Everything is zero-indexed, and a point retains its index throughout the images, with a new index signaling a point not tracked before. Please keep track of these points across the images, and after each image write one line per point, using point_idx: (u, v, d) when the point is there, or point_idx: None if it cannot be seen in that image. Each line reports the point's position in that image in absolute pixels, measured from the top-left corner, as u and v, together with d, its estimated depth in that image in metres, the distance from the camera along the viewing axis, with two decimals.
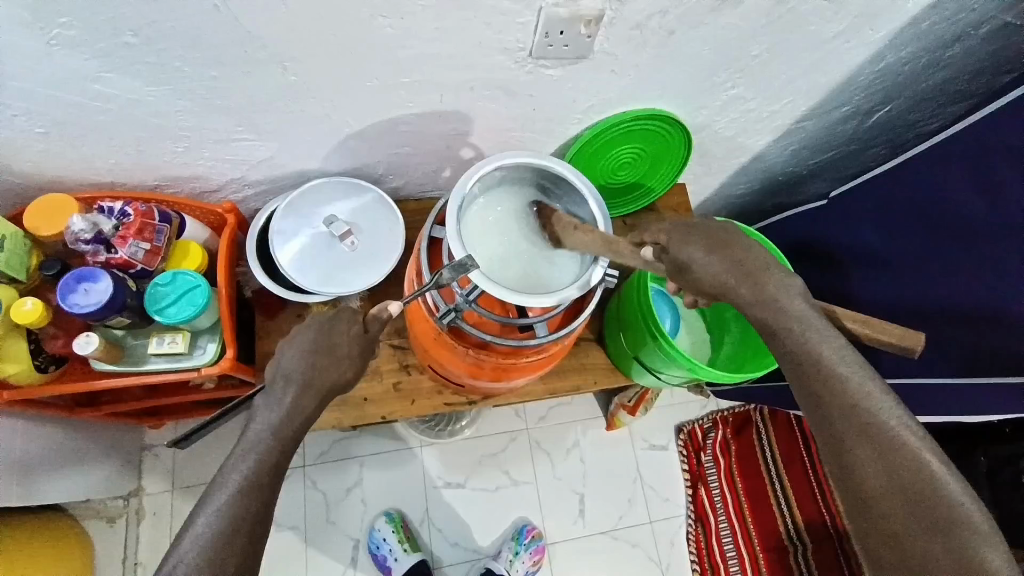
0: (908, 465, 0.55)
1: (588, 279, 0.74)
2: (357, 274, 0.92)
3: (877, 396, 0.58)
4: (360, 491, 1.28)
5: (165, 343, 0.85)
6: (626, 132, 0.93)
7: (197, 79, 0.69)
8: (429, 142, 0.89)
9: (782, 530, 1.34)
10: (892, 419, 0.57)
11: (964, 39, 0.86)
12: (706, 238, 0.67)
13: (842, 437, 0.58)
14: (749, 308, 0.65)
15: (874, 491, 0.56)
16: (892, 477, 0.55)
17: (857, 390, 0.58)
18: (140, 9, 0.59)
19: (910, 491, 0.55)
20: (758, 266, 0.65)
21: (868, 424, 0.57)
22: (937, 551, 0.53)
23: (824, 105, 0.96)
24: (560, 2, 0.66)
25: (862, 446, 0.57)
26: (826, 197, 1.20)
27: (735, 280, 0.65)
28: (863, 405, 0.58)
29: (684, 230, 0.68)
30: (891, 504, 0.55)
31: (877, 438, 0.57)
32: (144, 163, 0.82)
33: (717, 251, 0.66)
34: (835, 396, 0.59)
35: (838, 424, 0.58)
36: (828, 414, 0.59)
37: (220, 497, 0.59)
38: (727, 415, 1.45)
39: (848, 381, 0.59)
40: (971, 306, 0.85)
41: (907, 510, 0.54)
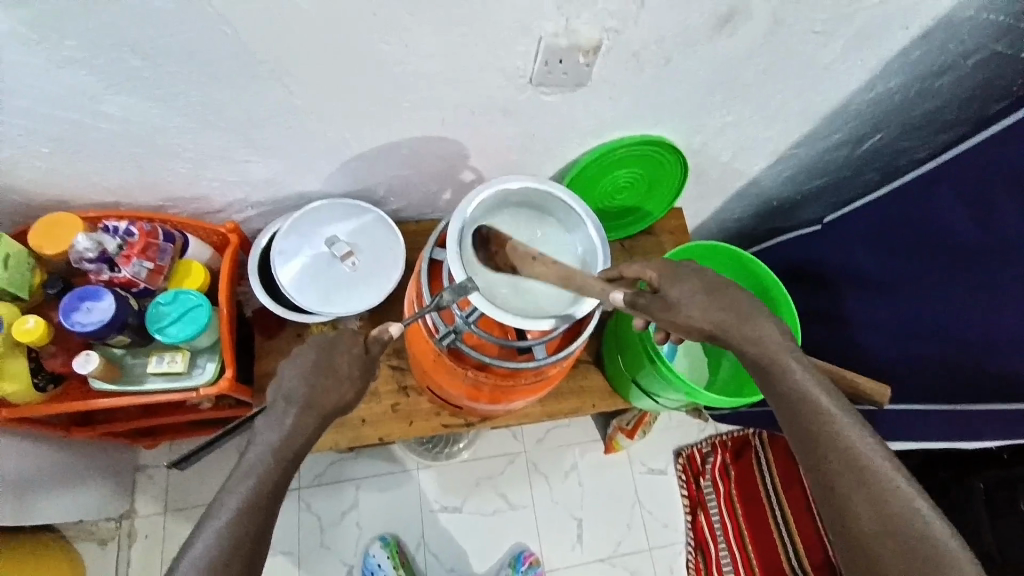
0: (893, 501, 0.58)
1: (576, 309, 0.75)
2: (358, 294, 0.93)
3: (862, 432, 0.61)
4: (356, 514, 1.27)
5: (164, 362, 0.85)
6: (624, 156, 0.95)
7: (204, 101, 0.71)
8: (430, 165, 0.91)
9: (784, 559, 1.31)
10: (883, 462, 0.59)
11: (953, 69, 0.88)
12: (699, 279, 0.67)
13: (831, 473, 0.60)
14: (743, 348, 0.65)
15: (863, 527, 0.58)
16: (879, 513, 0.57)
17: (843, 426, 0.61)
18: (150, 33, 0.60)
19: (896, 528, 0.57)
20: (754, 309, 0.66)
21: (854, 461, 0.59)
22: None
23: (817, 133, 0.98)
24: (559, 32, 0.69)
25: (849, 482, 0.59)
26: (820, 222, 1.22)
27: (729, 322, 0.65)
28: (849, 441, 0.60)
29: (674, 270, 0.67)
30: (880, 541, 0.57)
31: (870, 480, 0.59)
32: (147, 182, 0.83)
33: (711, 294, 0.66)
34: (831, 439, 0.60)
35: (834, 467, 0.60)
36: (817, 451, 0.61)
37: (219, 518, 0.58)
38: (726, 438, 1.44)
39: (835, 418, 0.61)
40: (966, 331, 0.86)
41: (895, 546, 0.56)
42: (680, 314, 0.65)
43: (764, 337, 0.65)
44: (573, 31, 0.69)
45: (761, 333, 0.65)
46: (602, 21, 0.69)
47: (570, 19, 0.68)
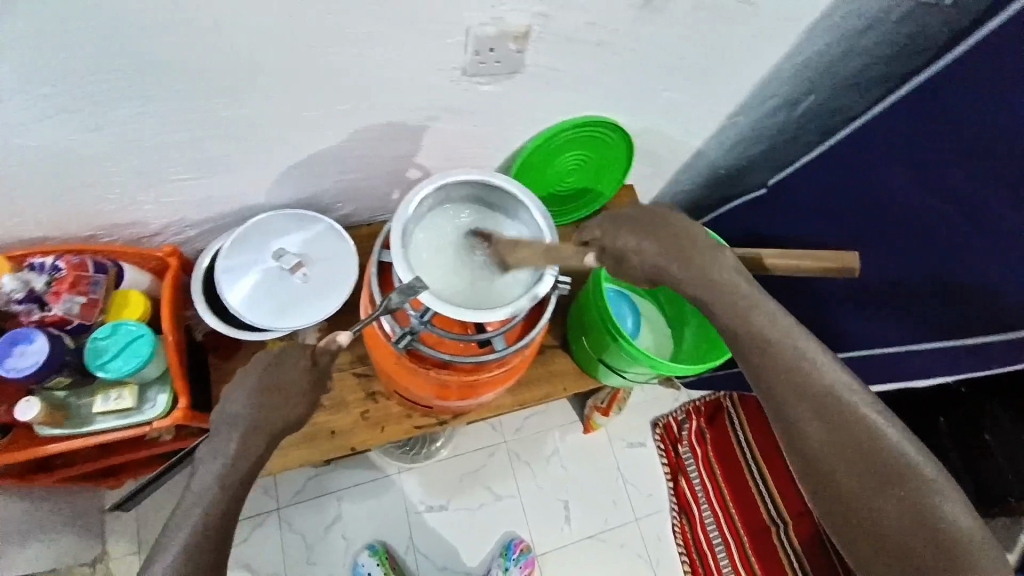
0: (853, 423, 0.58)
1: (536, 291, 0.74)
2: (312, 305, 0.90)
3: (818, 360, 0.61)
4: (340, 527, 1.25)
5: (111, 400, 0.81)
6: (569, 140, 0.95)
7: (125, 123, 0.67)
8: (373, 167, 0.89)
9: (765, 513, 1.37)
10: (829, 377, 0.60)
11: (875, 26, 0.90)
12: (640, 226, 0.67)
13: (789, 404, 0.60)
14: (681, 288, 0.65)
15: (827, 453, 0.58)
16: (840, 437, 0.58)
17: (797, 356, 0.61)
18: (89, 51, 0.57)
19: (858, 449, 0.57)
20: (691, 244, 0.65)
21: (808, 384, 0.60)
22: (882, 496, 0.55)
23: (754, 99, 1.00)
24: (486, 21, 0.68)
25: (808, 410, 0.59)
26: (766, 185, 1.25)
27: (665, 261, 0.65)
28: (804, 369, 0.60)
29: (620, 222, 0.68)
30: (843, 464, 0.57)
31: (817, 396, 0.59)
32: (77, 214, 0.79)
33: (655, 235, 0.66)
34: (775, 361, 0.61)
35: (782, 386, 0.61)
36: (774, 383, 0.61)
37: (165, 558, 0.57)
38: (699, 404, 1.48)
39: (789, 350, 0.61)
40: (909, 276, 0.89)
41: (858, 468, 0.57)
42: (636, 261, 0.66)
43: (718, 274, 0.63)
44: (500, 18, 0.68)
45: (713, 268, 0.64)
46: (530, 6, 0.68)
47: (496, 7, 0.67)
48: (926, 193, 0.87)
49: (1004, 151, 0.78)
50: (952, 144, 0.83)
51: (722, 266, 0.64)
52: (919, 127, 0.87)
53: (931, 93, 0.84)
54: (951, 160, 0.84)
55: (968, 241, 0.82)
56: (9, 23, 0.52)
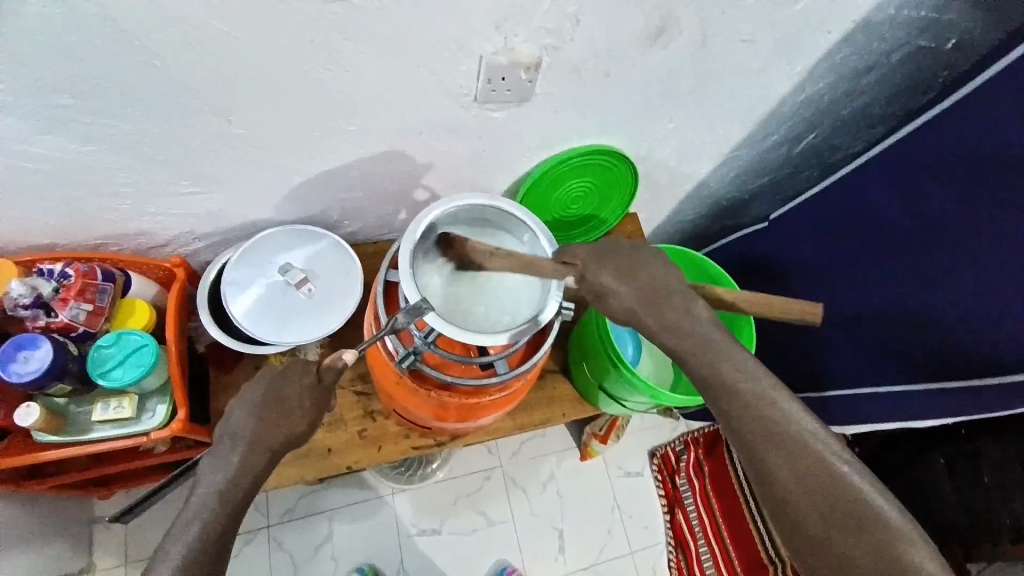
0: (822, 471, 0.58)
1: (539, 317, 0.75)
2: (314, 321, 0.90)
3: (784, 408, 0.61)
4: (330, 548, 1.23)
5: (111, 408, 0.82)
6: (574, 167, 0.96)
7: (138, 135, 0.68)
8: (381, 187, 0.90)
9: (762, 550, 1.31)
10: (797, 428, 0.60)
11: (878, 67, 0.92)
12: (614, 263, 0.68)
13: (760, 454, 0.60)
14: (659, 335, 0.66)
15: (798, 504, 0.58)
16: (810, 488, 0.58)
17: (765, 404, 0.61)
18: (114, 65, 0.59)
19: (827, 501, 0.57)
20: (662, 291, 0.66)
21: (778, 434, 0.60)
22: (857, 548, 0.56)
23: (756, 134, 1.02)
24: (498, 50, 0.70)
25: (779, 461, 0.59)
26: (767, 218, 1.26)
27: (640, 308, 0.66)
28: (771, 416, 0.61)
29: (596, 255, 0.69)
30: (815, 516, 0.57)
31: (786, 446, 0.60)
32: (85, 222, 0.79)
33: (627, 278, 0.67)
34: (745, 412, 0.61)
35: (754, 438, 0.61)
36: (745, 433, 0.61)
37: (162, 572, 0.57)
38: (698, 435, 1.46)
39: (758, 398, 0.62)
40: (910, 314, 0.90)
41: (829, 519, 0.57)
42: (615, 304, 0.67)
43: (685, 323, 0.65)
44: (512, 48, 0.70)
45: (681, 317, 0.65)
46: (540, 38, 0.70)
47: (508, 37, 0.69)
48: (925, 234, 0.88)
49: (1004, 194, 0.80)
50: (955, 186, 0.85)
51: (680, 317, 0.65)
52: (919, 167, 0.88)
53: (932, 135, 0.87)
54: (952, 202, 0.85)
55: (972, 281, 0.83)
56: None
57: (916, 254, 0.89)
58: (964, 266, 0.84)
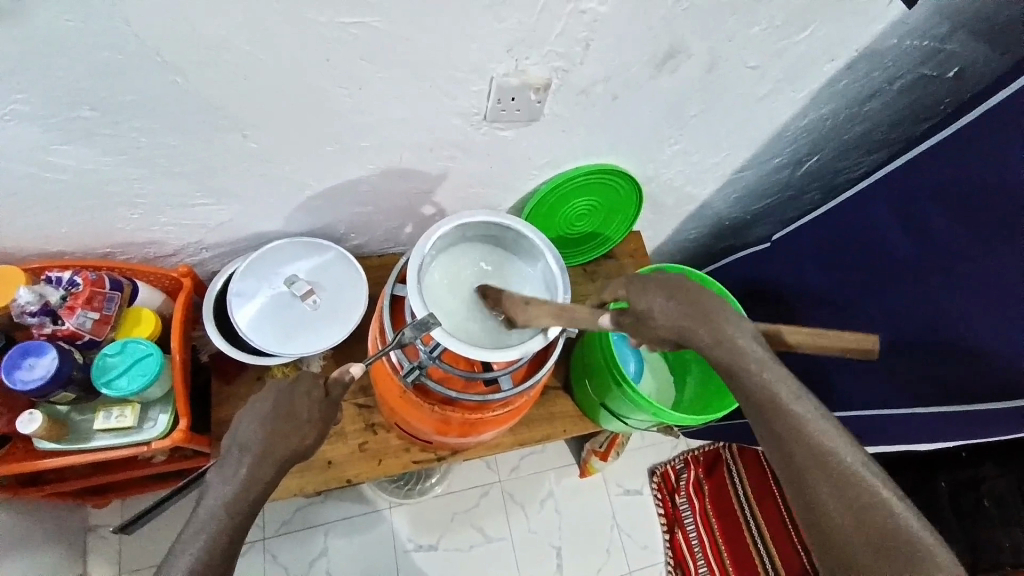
0: (867, 499, 0.54)
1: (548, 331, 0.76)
2: (319, 333, 0.91)
3: (830, 429, 0.58)
4: (326, 562, 1.21)
5: (112, 418, 0.82)
6: (580, 185, 0.97)
7: (157, 148, 0.69)
8: (390, 201, 0.91)
9: (760, 565, 1.33)
10: (847, 454, 0.57)
11: (880, 94, 0.94)
12: (662, 287, 0.65)
13: (804, 476, 0.57)
14: (709, 352, 0.62)
15: (842, 534, 0.54)
16: (851, 514, 0.54)
17: (808, 422, 0.58)
18: (137, 80, 0.60)
19: (876, 535, 0.53)
20: (715, 310, 0.63)
21: (825, 458, 0.56)
22: None
23: (760, 157, 1.03)
24: (510, 72, 0.72)
25: (824, 487, 0.56)
26: (769, 239, 1.27)
27: (691, 326, 0.62)
28: (813, 435, 0.58)
29: (640, 282, 0.67)
30: (855, 543, 0.53)
31: (834, 472, 0.56)
32: (96, 231, 0.80)
33: (672, 297, 0.64)
34: (792, 433, 0.58)
35: (800, 460, 0.57)
36: (788, 450, 0.58)
37: None
38: (698, 453, 1.46)
39: (806, 419, 0.58)
40: (914, 340, 0.90)
41: (871, 550, 0.53)
42: (654, 327, 0.64)
43: (732, 335, 0.61)
44: (523, 70, 0.72)
45: (727, 330, 0.62)
46: (551, 61, 0.71)
47: (520, 60, 0.70)
48: (928, 260, 0.89)
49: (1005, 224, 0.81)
50: (955, 213, 0.86)
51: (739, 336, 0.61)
52: (921, 194, 0.90)
53: (933, 162, 0.88)
54: (953, 227, 0.86)
55: (969, 306, 0.84)
56: (26, 45, 0.54)
57: (921, 279, 0.90)
58: (962, 292, 0.84)
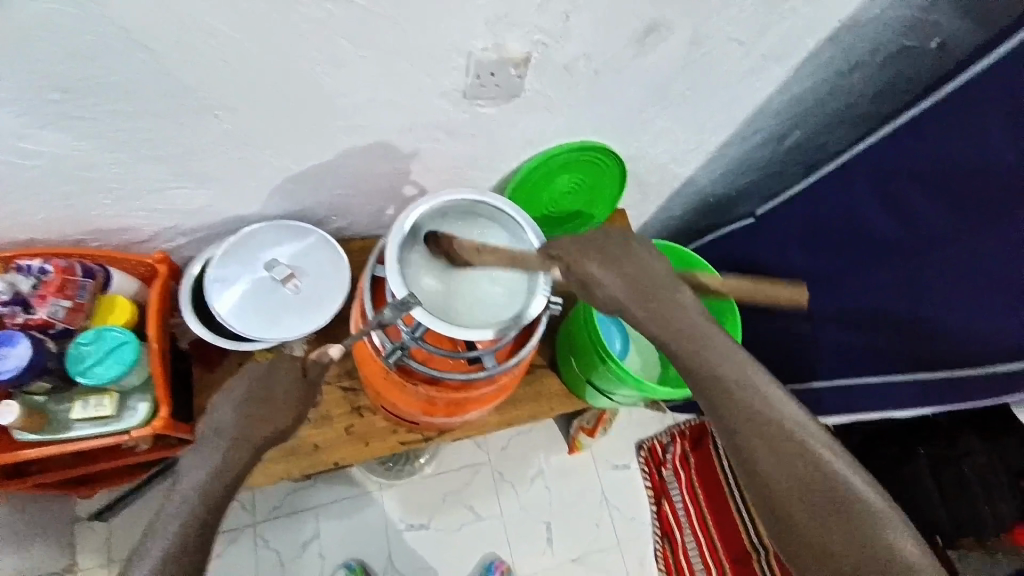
0: (804, 457, 0.59)
1: (522, 314, 0.77)
2: (301, 317, 0.90)
3: (770, 396, 0.62)
4: (318, 545, 1.22)
5: (90, 407, 0.80)
6: (564, 163, 0.96)
7: (129, 131, 0.67)
8: (370, 182, 0.89)
9: (746, 539, 1.35)
10: (784, 417, 0.61)
11: (862, 67, 0.93)
12: (601, 252, 0.68)
13: (747, 441, 0.61)
14: (646, 324, 0.65)
15: (784, 492, 0.58)
16: (797, 475, 0.58)
17: (751, 391, 0.62)
18: (110, 61, 0.58)
19: (812, 490, 0.58)
20: (651, 281, 0.66)
21: (765, 422, 0.61)
22: (841, 537, 0.56)
23: (744, 132, 1.02)
24: (488, 47, 0.70)
25: (766, 450, 0.60)
26: (753, 215, 1.28)
27: (631, 297, 0.65)
28: (756, 403, 0.62)
29: (584, 246, 0.69)
30: (801, 502, 0.57)
31: (774, 434, 0.60)
32: (69, 219, 0.78)
33: (613, 265, 0.67)
34: (734, 401, 0.62)
35: (743, 427, 0.61)
36: (732, 418, 0.61)
37: (144, 566, 0.56)
38: (684, 428, 1.48)
39: (747, 388, 0.62)
40: (896, 310, 0.91)
41: (815, 506, 0.57)
42: (602, 292, 0.66)
43: (672, 308, 0.65)
44: (502, 45, 0.70)
45: (668, 304, 0.65)
46: (531, 35, 0.70)
47: (498, 34, 0.68)
48: (905, 232, 0.90)
49: (981, 196, 0.82)
50: (938, 191, 0.86)
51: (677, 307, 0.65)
52: (903, 169, 0.90)
53: (914, 137, 0.88)
54: (936, 206, 0.87)
55: (952, 285, 0.84)
56: None
57: (898, 250, 0.91)
58: (939, 261, 0.86)
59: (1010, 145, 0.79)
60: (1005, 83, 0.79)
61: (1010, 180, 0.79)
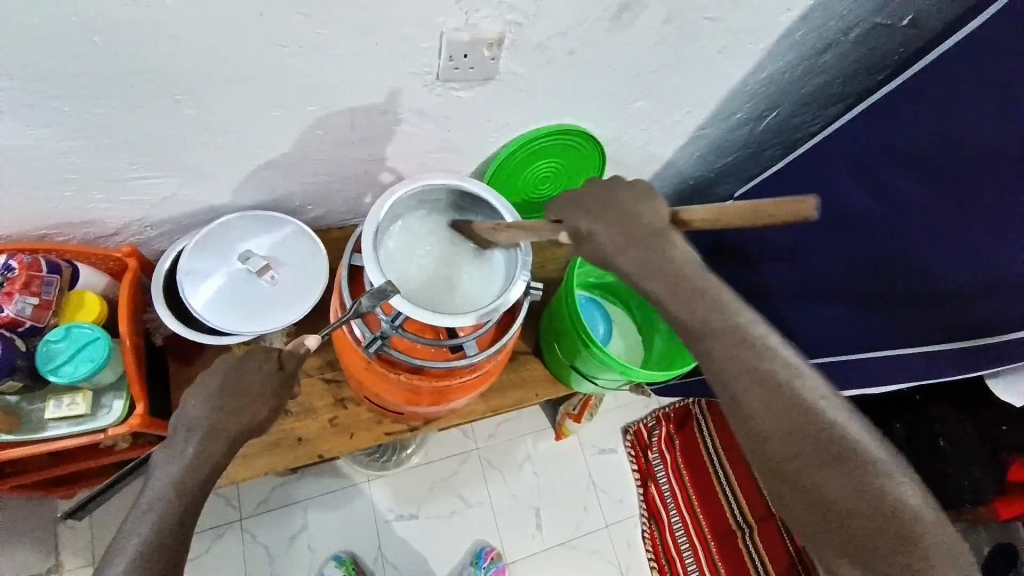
0: (795, 402, 0.54)
1: (494, 309, 0.73)
2: (278, 309, 0.88)
3: (761, 341, 0.57)
4: (306, 537, 1.22)
5: (63, 406, 0.79)
6: (542, 147, 0.95)
7: (86, 118, 0.65)
8: (345, 170, 0.88)
9: (731, 518, 1.38)
10: (774, 361, 0.56)
11: (836, 45, 0.94)
12: (589, 206, 0.67)
13: (733, 386, 0.56)
14: (631, 273, 0.63)
15: (772, 439, 0.54)
16: (790, 425, 0.53)
17: (739, 338, 0.57)
18: (61, 44, 0.56)
19: (804, 436, 0.53)
20: (640, 227, 0.64)
21: (753, 367, 0.56)
22: (831, 482, 0.51)
23: (721, 113, 1.02)
24: (460, 26, 0.68)
25: (753, 395, 0.55)
26: (733, 197, 1.28)
27: (617, 243, 0.64)
28: (745, 350, 0.57)
29: (576, 201, 0.69)
30: (795, 454, 0.53)
31: (761, 378, 0.55)
32: (29, 212, 0.75)
33: (602, 217, 0.66)
34: (719, 346, 0.57)
35: (728, 371, 0.56)
36: (715, 363, 0.57)
37: (116, 565, 0.55)
38: (669, 410, 1.49)
39: (732, 333, 0.58)
40: (870, 286, 0.92)
41: (810, 457, 0.52)
42: (591, 246, 0.66)
43: (659, 253, 0.63)
44: (474, 25, 0.69)
45: (656, 249, 0.63)
46: (504, 14, 0.68)
47: (470, 12, 0.67)
48: (878, 208, 0.91)
49: (957, 173, 0.83)
50: (919, 172, 0.86)
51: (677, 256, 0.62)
52: (878, 149, 0.91)
53: (890, 124, 0.89)
54: (926, 192, 0.86)
55: (923, 260, 0.86)
56: None
57: (873, 227, 0.92)
58: (913, 236, 0.87)
59: (1006, 138, 0.78)
60: (1001, 80, 0.78)
61: (1010, 175, 0.78)
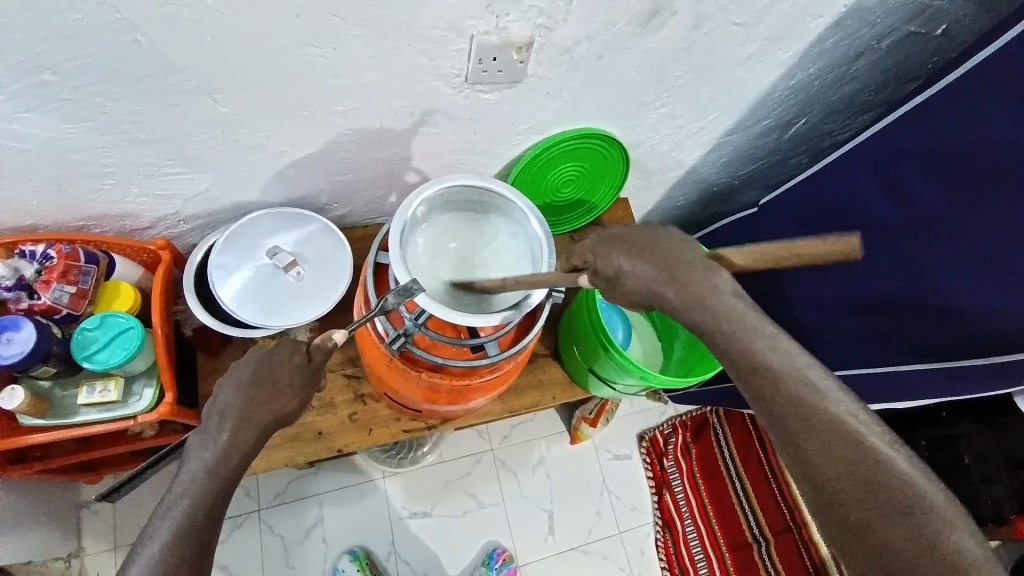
0: (854, 451, 0.53)
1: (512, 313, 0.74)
2: (303, 305, 0.90)
3: (818, 385, 0.56)
4: (321, 530, 1.23)
5: (96, 392, 0.81)
6: (565, 151, 0.96)
7: (122, 113, 0.67)
8: (371, 169, 0.89)
9: (747, 529, 1.37)
10: (835, 407, 0.55)
11: (868, 53, 0.92)
12: (629, 243, 0.64)
13: (792, 431, 0.55)
14: (679, 313, 0.61)
15: (833, 489, 0.53)
16: (851, 474, 0.53)
17: (801, 386, 0.56)
18: (99, 42, 0.58)
19: (865, 485, 0.52)
20: (682, 265, 0.61)
21: (813, 412, 0.55)
22: (897, 536, 0.50)
23: (746, 120, 1.01)
24: (490, 29, 0.69)
25: (813, 442, 0.54)
26: (755, 205, 1.28)
27: (661, 285, 0.61)
28: (803, 397, 0.55)
29: (607, 237, 0.66)
30: (857, 502, 0.52)
31: (819, 425, 0.54)
32: (66, 203, 0.78)
33: (646, 257, 0.63)
34: (776, 389, 0.56)
35: (786, 416, 0.56)
36: (772, 408, 0.56)
37: (149, 548, 0.56)
38: (685, 419, 1.48)
39: (791, 377, 0.56)
40: (895, 298, 0.91)
41: (872, 507, 0.52)
42: (630, 285, 0.63)
43: (708, 297, 0.59)
44: (504, 28, 0.69)
45: (703, 290, 0.59)
46: (532, 18, 0.69)
47: (500, 16, 0.67)
48: (903, 220, 0.89)
49: (980, 189, 0.81)
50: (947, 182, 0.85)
51: (729, 302, 0.59)
52: (905, 160, 0.89)
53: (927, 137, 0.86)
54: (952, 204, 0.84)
55: (955, 272, 0.84)
56: None
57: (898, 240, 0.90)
58: (936, 246, 0.85)
59: None
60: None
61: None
